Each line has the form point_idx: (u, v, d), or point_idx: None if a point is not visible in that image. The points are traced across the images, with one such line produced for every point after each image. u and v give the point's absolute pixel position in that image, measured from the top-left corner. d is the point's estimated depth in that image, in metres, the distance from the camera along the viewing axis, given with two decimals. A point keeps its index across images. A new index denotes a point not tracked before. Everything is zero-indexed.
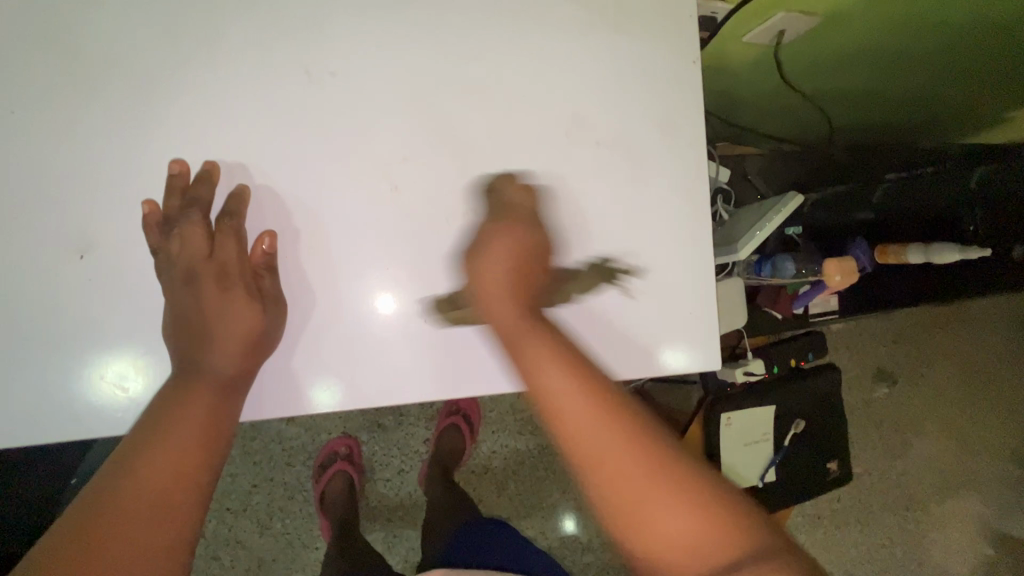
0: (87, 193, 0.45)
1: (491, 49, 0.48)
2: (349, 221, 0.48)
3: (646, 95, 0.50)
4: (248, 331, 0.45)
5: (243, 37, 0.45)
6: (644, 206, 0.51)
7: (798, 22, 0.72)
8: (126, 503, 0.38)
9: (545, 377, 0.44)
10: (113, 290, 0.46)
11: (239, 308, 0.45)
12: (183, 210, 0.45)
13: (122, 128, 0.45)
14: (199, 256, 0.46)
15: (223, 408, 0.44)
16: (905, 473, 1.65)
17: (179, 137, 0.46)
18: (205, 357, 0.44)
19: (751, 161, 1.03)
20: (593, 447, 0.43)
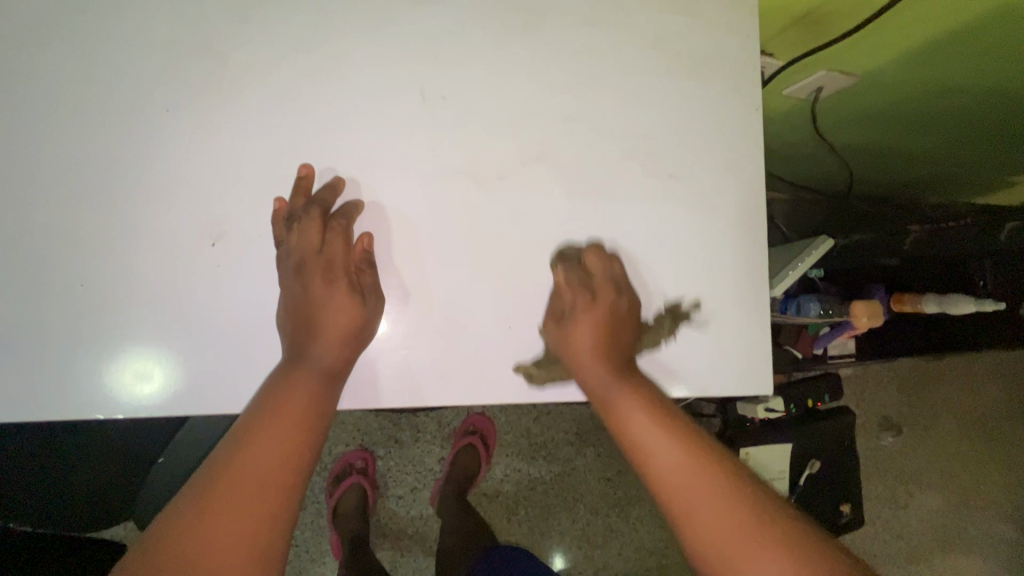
0: (216, 185, 0.48)
1: (583, 83, 0.52)
2: (443, 227, 0.50)
3: (718, 136, 0.54)
4: (350, 323, 0.47)
5: (356, 57, 0.49)
6: (719, 234, 0.54)
7: (837, 79, 0.78)
8: (241, 479, 0.41)
9: (654, 447, 0.47)
10: (232, 275, 0.48)
11: (584, 324, 0.50)
12: (306, 207, 0.48)
13: (244, 129, 0.48)
14: (312, 249, 0.47)
15: (324, 399, 0.46)
16: (909, 525, 1.65)
17: (292, 141, 0.49)
18: (311, 344, 0.46)
19: (777, 207, 1.09)
20: (700, 509, 0.44)
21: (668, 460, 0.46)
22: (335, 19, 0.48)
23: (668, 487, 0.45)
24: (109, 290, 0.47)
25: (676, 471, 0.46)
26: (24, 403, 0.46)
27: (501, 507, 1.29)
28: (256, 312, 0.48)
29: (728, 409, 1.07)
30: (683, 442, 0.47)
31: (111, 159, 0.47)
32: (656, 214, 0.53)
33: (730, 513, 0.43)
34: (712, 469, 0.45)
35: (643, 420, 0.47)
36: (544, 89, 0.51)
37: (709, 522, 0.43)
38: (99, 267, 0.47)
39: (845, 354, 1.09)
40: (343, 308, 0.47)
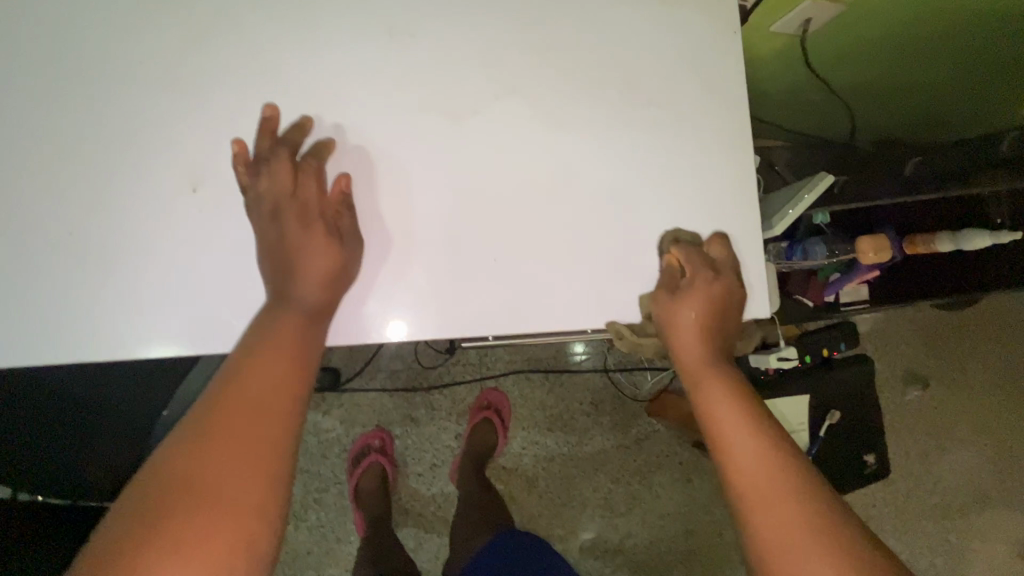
0: (194, 136, 0.49)
1: (554, 15, 0.51)
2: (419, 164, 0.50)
3: (696, 61, 0.53)
4: (331, 265, 0.48)
5: (323, 9, 0.49)
6: (701, 155, 0.53)
7: (824, 9, 0.76)
8: (237, 406, 0.42)
9: (728, 417, 0.49)
10: (214, 221, 0.49)
11: (696, 298, 0.51)
12: (273, 149, 0.48)
13: (221, 83, 0.49)
14: (285, 193, 0.48)
15: (313, 332, 0.47)
16: (942, 479, 1.61)
17: (269, 94, 0.50)
18: (293, 284, 0.47)
19: (778, 154, 1.07)
20: (754, 476, 0.46)
21: (748, 446, 0.47)
22: None
23: (739, 455, 0.47)
24: (103, 243, 0.48)
25: (740, 446, 0.47)
26: (37, 354, 0.48)
27: (522, 480, 1.29)
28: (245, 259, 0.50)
29: (741, 364, 1.05)
30: (758, 422, 0.49)
31: (96, 118, 0.49)
32: (639, 140, 0.52)
33: (781, 485, 0.45)
34: (780, 448, 0.47)
35: (720, 402, 0.49)
36: (513, 26, 0.51)
37: (755, 496, 0.45)
38: (94, 220, 0.48)
39: (859, 300, 1.05)
40: (320, 251, 0.47)
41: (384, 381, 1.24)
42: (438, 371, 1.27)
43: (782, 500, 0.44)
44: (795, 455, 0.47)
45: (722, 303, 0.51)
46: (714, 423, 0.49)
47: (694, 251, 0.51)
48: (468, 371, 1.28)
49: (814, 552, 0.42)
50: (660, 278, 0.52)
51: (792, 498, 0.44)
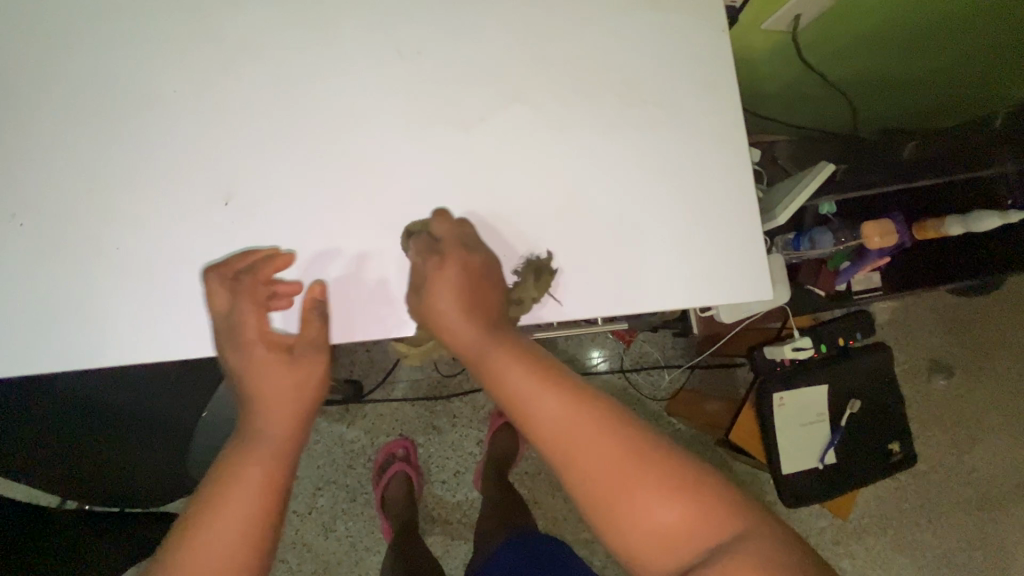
0: (221, 150, 0.52)
1: (549, 25, 0.55)
2: (435, 169, 0.53)
3: (686, 61, 0.56)
4: (291, 390, 0.53)
5: (338, 32, 0.53)
6: (698, 147, 0.56)
7: (813, 5, 0.78)
8: (206, 551, 0.47)
9: (542, 405, 0.50)
10: (244, 228, 0.51)
11: (450, 271, 0.49)
12: (297, 162, 0.52)
13: (241, 99, 0.52)
14: (224, 314, 0.50)
15: (284, 457, 0.53)
16: (976, 469, 1.58)
17: (285, 106, 0.52)
18: (259, 430, 0.52)
19: (780, 147, 1.08)
20: (587, 463, 0.49)
21: (549, 416, 0.50)
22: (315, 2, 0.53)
23: (556, 446, 0.50)
24: (144, 255, 0.51)
25: (569, 433, 0.50)
26: (80, 361, 0.51)
27: (545, 484, 1.30)
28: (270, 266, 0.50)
29: (756, 356, 1.06)
30: (565, 394, 0.51)
31: (132, 137, 0.52)
32: (639, 136, 0.55)
33: (617, 458, 0.49)
34: (592, 418, 0.50)
35: (545, 396, 0.51)
36: (514, 38, 0.54)
37: (589, 476, 0.49)
38: (130, 233, 0.51)
39: (872, 289, 1.07)
40: (280, 380, 0.52)
41: (406, 391, 1.27)
42: (458, 379, 1.29)
43: (626, 479, 0.48)
44: (599, 410, 0.51)
45: (481, 274, 0.50)
46: (519, 403, 0.51)
47: (429, 241, 0.50)
48: None
49: (659, 503, 0.48)
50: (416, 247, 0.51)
51: (629, 465, 0.49)
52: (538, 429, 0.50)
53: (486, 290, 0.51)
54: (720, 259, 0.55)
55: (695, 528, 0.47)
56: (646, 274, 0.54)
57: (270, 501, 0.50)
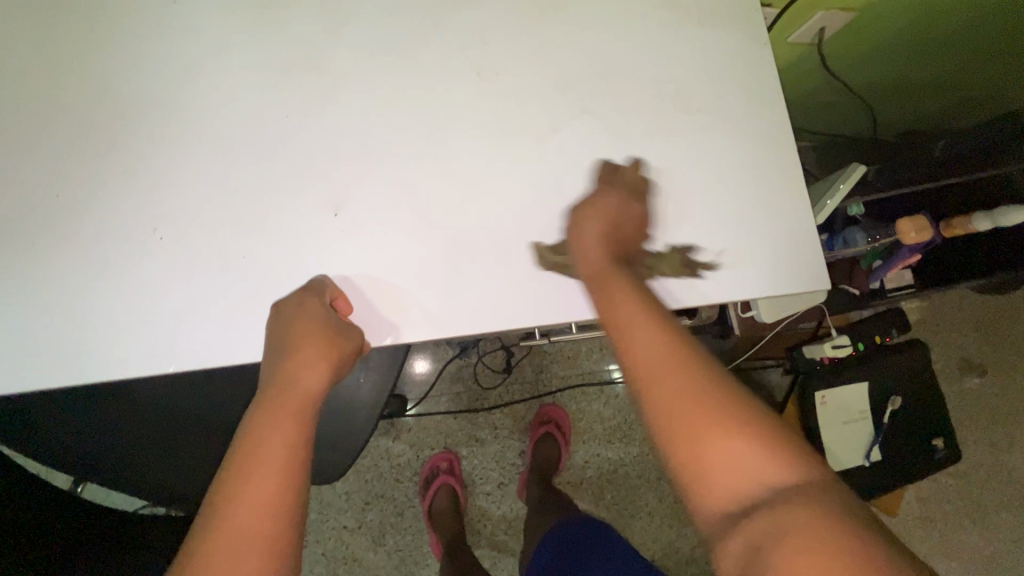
0: (314, 167, 0.55)
1: (607, 46, 0.59)
2: (514, 177, 0.56)
3: (736, 74, 0.61)
4: (600, 224, 0.53)
5: (419, 56, 0.57)
6: (750, 151, 0.60)
7: (837, 17, 0.84)
8: (244, 500, 0.43)
9: (635, 336, 0.46)
10: (341, 238, 0.54)
11: (591, 212, 0.54)
12: (385, 174, 0.55)
13: (329, 119, 0.55)
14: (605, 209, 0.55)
15: (309, 411, 0.50)
16: (1017, 468, 1.57)
17: (371, 123, 0.56)
18: (293, 374, 0.50)
19: (806, 154, 1.12)
20: (666, 386, 0.44)
21: (643, 343, 0.46)
22: (397, 31, 0.57)
23: (647, 371, 0.45)
24: (242, 267, 0.53)
25: (659, 367, 0.45)
26: (190, 365, 0.53)
27: (587, 492, 1.32)
28: (368, 267, 0.54)
29: (796, 356, 1.08)
30: (664, 331, 0.47)
31: (227, 158, 0.54)
32: (697, 139, 0.59)
33: (700, 394, 0.43)
34: (692, 362, 0.45)
35: (632, 308, 0.48)
36: (577, 58, 0.59)
37: (674, 414, 0.43)
38: (238, 241, 0.54)
39: (903, 285, 1.10)
40: (594, 216, 0.54)
41: (447, 404, 1.30)
42: (498, 391, 1.32)
43: (717, 421, 0.42)
44: (689, 348, 0.46)
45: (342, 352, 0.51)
46: (614, 323, 0.48)
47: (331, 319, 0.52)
48: (527, 388, 1.34)
49: (727, 436, 0.42)
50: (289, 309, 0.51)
51: (682, 378, 0.44)
52: (639, 355, 0.46)
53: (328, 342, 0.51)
54: (783, 250, 0.59)
55: (776, 468, 0.41)
56: (712, 265, 0.57)
57: (297, 451, 0.47)
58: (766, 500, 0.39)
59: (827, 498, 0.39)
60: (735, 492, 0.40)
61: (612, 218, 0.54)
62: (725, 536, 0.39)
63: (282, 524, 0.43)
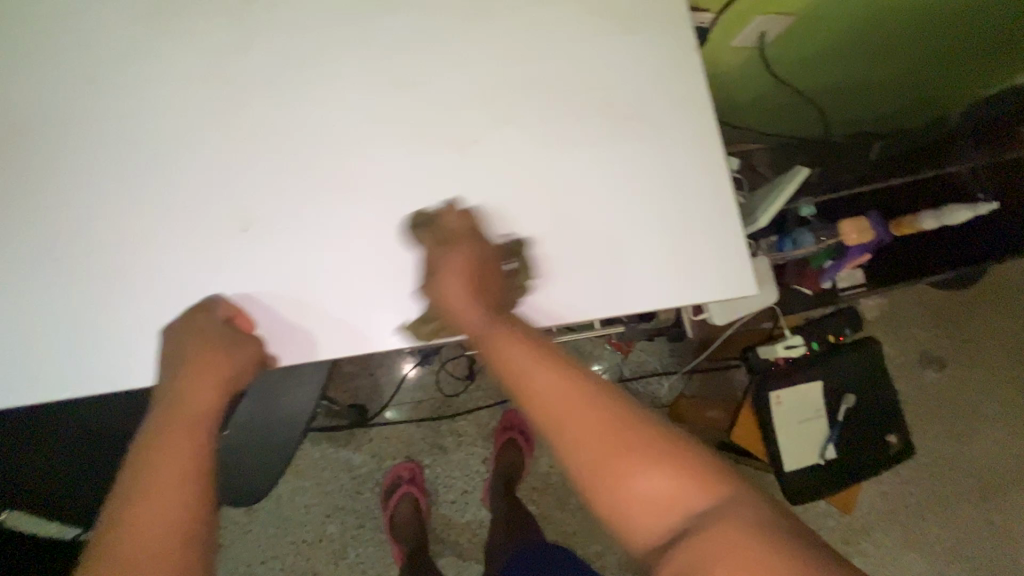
0: (229, 183, 0.54)
1: (532, 55, 0.59)
2: (438, 188, 0.56)
3: (663, 82, 0.61)
4: (460, 276, 0.52)
5: (338, 68, 0.56)
6: (676, 157, 0.60)
7: (776, 22, 0.84)
8: (142, 512, 0.43)
9: (534, 375, 0.47)
10: (256, 254, 0.54)
11: (457, 260, 0.53)
12: (302, 188, 0.55)
13: (245, 134, 0.55)
14: (439, 231, 0.55)
15: (206, 424, 0.50)
16: (976, 459, 1.60)
17: (288, 137, 0.55)
18: (182, 389, 0.50)
19: (759, 155, 1.13)
20: (575, 424, 0.45)
21: (543, 384, 0.47)
22: (313, 42, 0.56)
23: (541, 408, 0.46)
24: (156, 286, 0.53)
25: (566, 407, 0.46)
26: (97, 389, 0.52)
27: (553, 498, 1.32)
28: (284, 279, 0.54)
29: (751, 357, 1.09)
30: (564, 374, 0.48)
31: (141, 175, 0.54)
32: (623, 146, 0.59)
33: (609, 430, 0.45)
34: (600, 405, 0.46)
35: (514, 349, 0.49)
36: (499, 64, 0.58)
37: (587, 450, 0.45)
38: (147, 261, 0.53)
39: (856, 284, 1.11)
40: (454, 273, 0.52)
41: (409, 412, 1.28)
42: (461, 398, 1.31)
43: (647, 454, 0.44)
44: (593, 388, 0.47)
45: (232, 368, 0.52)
46: (510, 370, 0.48)
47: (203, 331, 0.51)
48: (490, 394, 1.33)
49: (642, 471, 0.44)
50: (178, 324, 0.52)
51: (612, 420, 0.46)
52: (534, 397, 0.47)
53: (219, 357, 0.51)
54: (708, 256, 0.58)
55: (688, 493, 0.44)
56: (635, 271, 0.58)
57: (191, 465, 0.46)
58: (692, 527, 0.43)
59: (744, 510, 0.43)
60: (657, 525, 0.44)
61: (473, 270, 0.53)
62: (658, 566, 0.42)
63: (188, 529, 0.44)
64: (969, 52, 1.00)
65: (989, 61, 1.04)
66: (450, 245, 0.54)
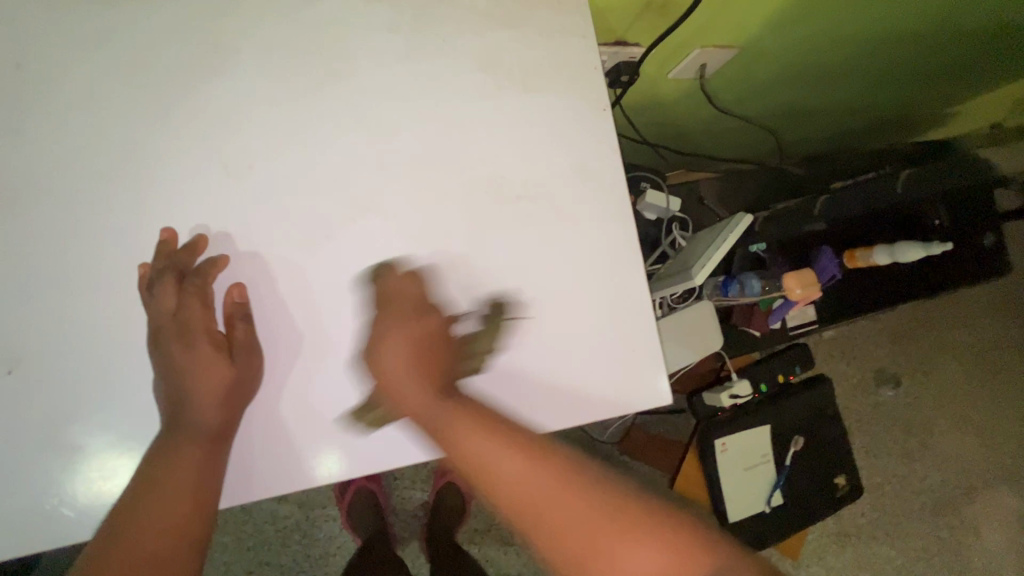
0: (0, 304, 0.42)
1: (405, 121, 0.49)
2: (292, 290, 0.46)
3: (566, 152, 0.52)
4: (222, 383, 0.43)
5: (154, 148, 0.44)
6: (576, 246, 0.51)
7: (716, 55, 0.76)
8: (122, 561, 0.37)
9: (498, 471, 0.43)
10: (38, 397, 0.42)
11: (194, 355, 0.44)
12: (106, 302, 0.43)
13: (20, 232, 0.42)
14: (167, 315, 0.43)
15: (211, 467, 0.42)
16: (928, 476, 1.60)
17: (80, 235, 0.43)
18: (187, 408, 0.42)
19: (706, 185, 1.04)
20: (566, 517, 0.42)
21: (519, 479, 0.43)
22: (119, 112, 0.44)
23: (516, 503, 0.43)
24: None
25: (553, 491, 0.43)
26: None
27: (496, 539, 1.26)
28: (76, 417, 0.42)
29: (696, 403, 1.03)
30: (524, 452, 0.44)
31: None
32: (511, 238, 0.50)
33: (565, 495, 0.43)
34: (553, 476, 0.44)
35: (477, 440, 0.44)
36: (366, 136, 0.48)
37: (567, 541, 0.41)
38: None
39: (807, 322, 1.05)
40: (211, 375, 0.43)
41: None
42: None
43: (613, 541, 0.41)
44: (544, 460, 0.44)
45: (234, 393, 0.44)
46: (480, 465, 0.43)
47: (157, 340, 0.43)
48: None
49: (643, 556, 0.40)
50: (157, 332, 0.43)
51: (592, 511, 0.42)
52: (502, 487, 0.43)
53: (223, 396, 0.43)
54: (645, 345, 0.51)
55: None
56: (519, 393, 0.49)
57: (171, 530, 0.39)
58: None
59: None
60: None
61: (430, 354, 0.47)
62: None
63: None
64: (920, 76, 0.95)
65: (943, 82, 0.99)
66: (185, 334, 0.44)
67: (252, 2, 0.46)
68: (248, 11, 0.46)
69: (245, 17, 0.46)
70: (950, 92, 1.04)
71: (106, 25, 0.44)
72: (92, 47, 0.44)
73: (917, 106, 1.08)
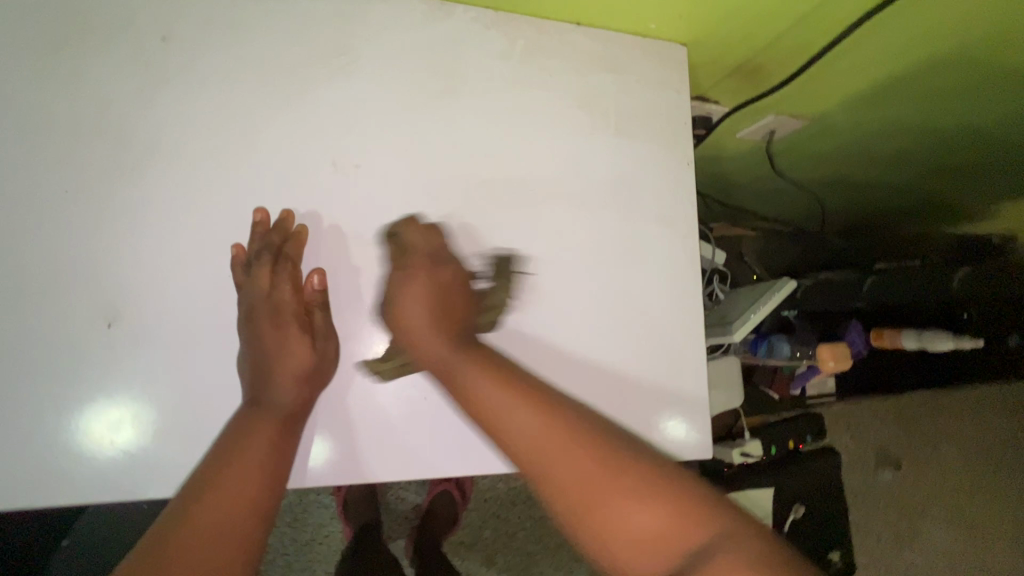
0: (109, 259, 0.43)
1: (502, 145, 0.51)
2: (371, 283, 0.48)
3: (646, 198, 0.54)
4: (302, 365, 0.46)
5: (267, 135, 0.46)
6: (642, 291, 0.53)
7: (788, 123, 0.78)
8: (196, 531, 0.39)
9: (508, 420, 0.45)
10: (129, 352, 0.43)
11: (285, 338, 0.46)
12: (202, 272, 0.45)
13: (138, 192, 0.44)
14: (261, 295, 0.47)
15: (283, 445, 0.44)
16: (915, 564, 1.58)
17: (194, 205, 0.45)
18: (271, 387, 0.45)
19: (748, 243, 1.05)
20: (510, 426, 0.45)
21: (518, 425, 0.45)
22: (246, 93, 0.46)
23: (523, 450, 0.45)
24: None
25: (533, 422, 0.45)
26: None
27: (479, 554, 1.25)
28: (161, 379, 0.43)
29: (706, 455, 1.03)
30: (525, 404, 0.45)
31: None
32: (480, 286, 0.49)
33: (567, 452, 0.44)
34: (567, 426, 0.45)
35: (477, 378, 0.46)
36: (463, 154, 0.50)
37: (541, 448, 0.44)
38: None
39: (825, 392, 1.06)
40: (296, 356, 0.46)
41: None
42: None
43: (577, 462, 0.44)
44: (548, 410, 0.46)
45: (314, 375, 0.46)
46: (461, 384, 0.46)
47: (253, 321, 0.46)
48: None
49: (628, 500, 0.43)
50: (258, 310, 0.47)
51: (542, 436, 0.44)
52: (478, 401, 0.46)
53: (308, 377, 0.46)
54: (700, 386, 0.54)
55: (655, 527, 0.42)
56: None
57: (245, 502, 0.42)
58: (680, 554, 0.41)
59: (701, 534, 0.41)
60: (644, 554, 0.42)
61: (453, 287, 0.49)
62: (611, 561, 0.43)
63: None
64: (976, 172, 0.97)
65: (996, 182, 1.02)
66: (276, 315, 0.47)
67: (381, 14, 0.49)
68: (375, 22, 0.49)
69: (373, 24, 0.49)
70: (1000, 193, 1.07)
71: (242, 13, 0.46)
72: (226, 31, 0.46)
73: (965, 201, 1.11)
